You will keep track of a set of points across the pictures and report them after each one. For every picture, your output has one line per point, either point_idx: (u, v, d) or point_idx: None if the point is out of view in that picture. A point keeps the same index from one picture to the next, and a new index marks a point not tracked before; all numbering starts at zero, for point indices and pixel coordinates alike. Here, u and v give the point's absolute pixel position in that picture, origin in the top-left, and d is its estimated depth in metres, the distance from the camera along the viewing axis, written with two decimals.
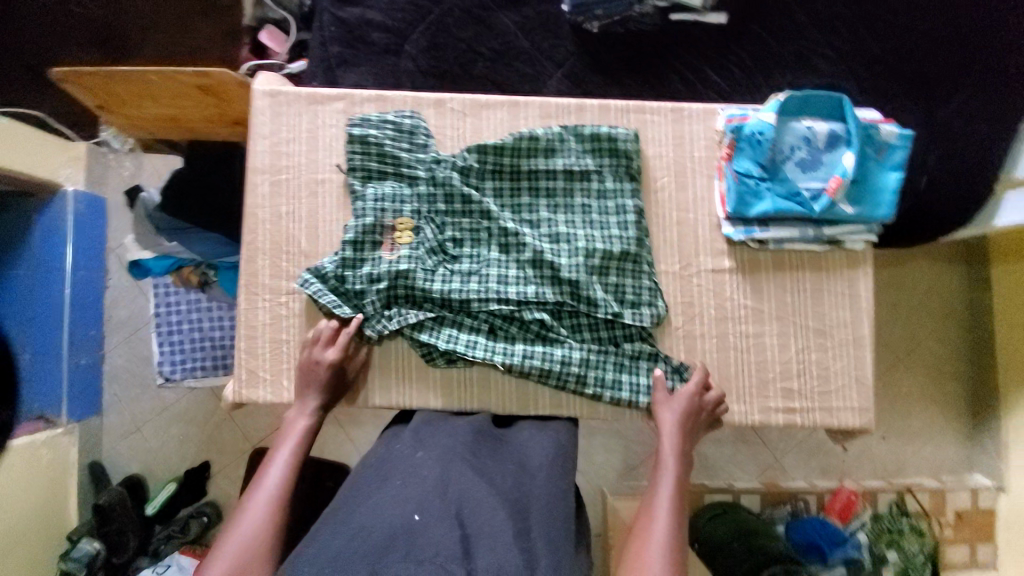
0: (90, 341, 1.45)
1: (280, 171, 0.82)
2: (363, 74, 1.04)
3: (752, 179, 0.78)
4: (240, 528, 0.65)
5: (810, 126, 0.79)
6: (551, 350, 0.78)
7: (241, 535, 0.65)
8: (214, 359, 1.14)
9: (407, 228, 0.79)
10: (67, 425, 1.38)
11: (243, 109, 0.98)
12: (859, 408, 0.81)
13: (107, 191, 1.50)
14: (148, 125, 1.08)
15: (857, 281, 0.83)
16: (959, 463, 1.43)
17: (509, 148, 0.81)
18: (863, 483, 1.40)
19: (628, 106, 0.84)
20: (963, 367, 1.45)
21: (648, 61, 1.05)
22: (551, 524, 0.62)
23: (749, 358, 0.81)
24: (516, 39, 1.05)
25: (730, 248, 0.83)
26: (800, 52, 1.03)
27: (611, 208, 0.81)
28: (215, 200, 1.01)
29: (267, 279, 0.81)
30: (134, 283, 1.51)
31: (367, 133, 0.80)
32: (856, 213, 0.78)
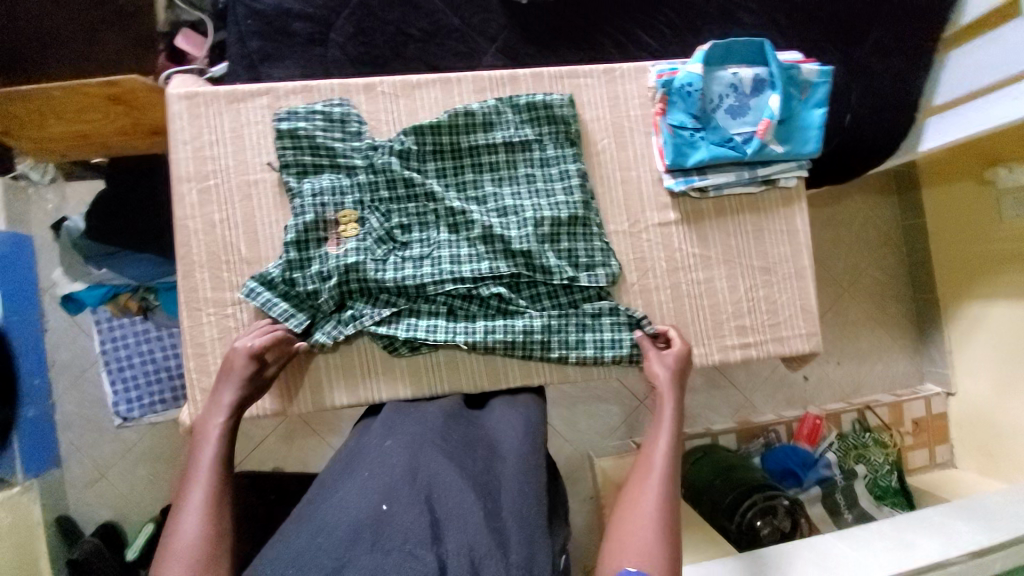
0: (40, 390, 1.35)
1: (208, 178, 0.79)
2: (288, 68, 1.01)
3: (687, 130, 0.81)
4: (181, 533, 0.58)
5: (735, 72, 0.81)
6: (513, 323, 0.78)
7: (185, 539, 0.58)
8: (172, 389, 1.09)
9: (351, 220, 0.77)
10: (25, 482, 1.28)
11: (160, 118, 0.93)
12: (808, 334, 0.86)
13: (32, 228, 1.41)
14: (57, 146, 1.01)
15: (793, 216, 0.86)
16: (907, 375, 1.55)
17: (446, 127, 0.80)
18: (825, 407, 1.50)
19: (560, 72, 0.85)
20: (903, 287, 1.56)
21: (579, 27, 1.06)
22: (523, 500, 0.60)
23: (703, 302, 0.84)
24: (445, 16, 1.04)
25: (674, 200, 0.84)
26: (723, 7, 1.06)
27: (554, 175, 0.82)
28: (143, 221, 0.96)
29: (210, 292, 0.78)
30: (75, 321, 1.43)
31: (296, 126, 0.77)
32: (786, 151, 0.81)
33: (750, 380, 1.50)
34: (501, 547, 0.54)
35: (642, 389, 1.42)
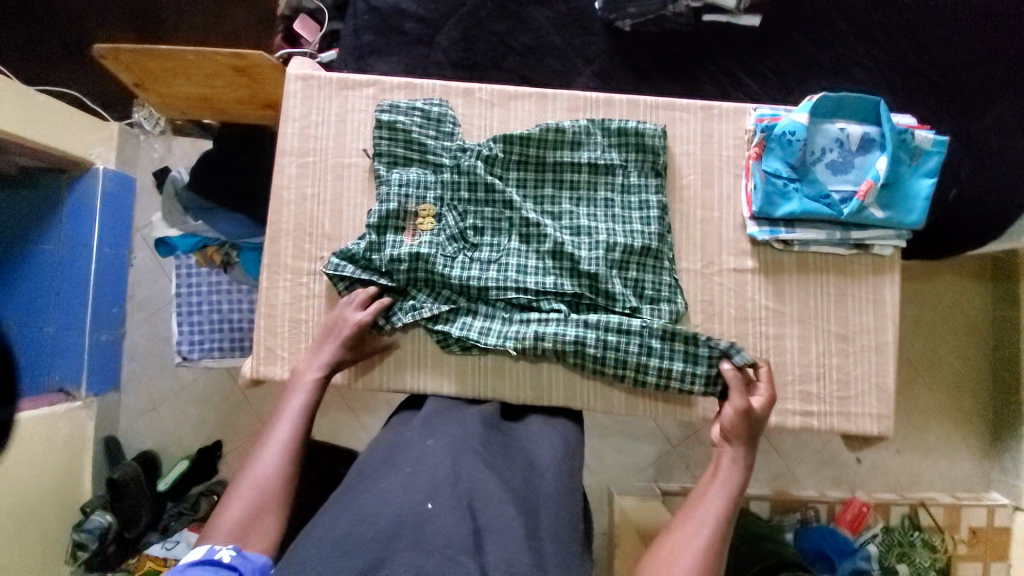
0: (113, 318, 1.49)
1: (308, 154, 0.84)
2: (394, 63, 1.09)
3: (781, 179, 0.77)
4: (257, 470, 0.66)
5: (843, 128, 0.78)
6: (567, 335, 0.76)
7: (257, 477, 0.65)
8: (231, 341, 1.16)
9: (430, 215, 0.80)
10: (86, 399, 1.42)
11: (274, 93, 1.00)
12: (878, 414, 0.80)
13: (138, 171, 1.55)
14: (180, 105, 1.10)
15: (882, 287, 0.81)
16: (974, 480, 1.41)
17: (535, 140, 0.81)
18: (875, 495, 1.39)
19: (657, 103, 0.84)
20: (984, 383, 1.43)
21: (676, 60, 1.08)
22: (560, 523, 0.62)
23: (768, 359, 0.80)
24: (548, 35, 1.09)
25: (754, 249, 0.82)
26: (837, 59, 1.04)
27: (634, 204, 0.81)
28: (240, 183, 1.04)
29: (289, 260, 0.82)
30: (157, 262, 1.55)
31: (395, 119, 0.80)
32: (887, 218, 0.77)
33: (794, 449, 1.41)
34: (540, 566, 0.54)
35: (677, 433, 1.37)
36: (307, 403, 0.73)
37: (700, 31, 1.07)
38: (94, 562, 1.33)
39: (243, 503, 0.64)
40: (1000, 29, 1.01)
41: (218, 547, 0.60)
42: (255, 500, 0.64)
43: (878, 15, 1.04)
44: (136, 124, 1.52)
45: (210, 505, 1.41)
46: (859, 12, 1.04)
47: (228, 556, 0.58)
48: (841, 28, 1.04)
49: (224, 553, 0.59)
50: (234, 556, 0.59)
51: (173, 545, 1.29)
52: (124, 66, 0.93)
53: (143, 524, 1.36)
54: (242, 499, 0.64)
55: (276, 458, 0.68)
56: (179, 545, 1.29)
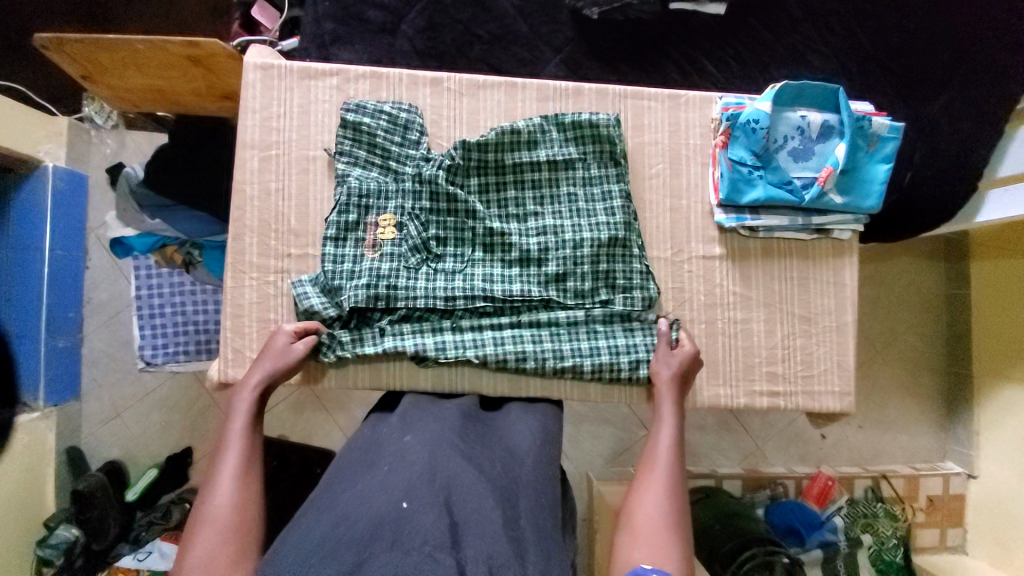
0: (70, 323, 1.43)
1: (270, 148, 0.81)
2: (357, 52, 1.06)
3: (746, 167, 0.79)
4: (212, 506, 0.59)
5: (804, 116, 0.80)
6: (538, 334, 0.78)
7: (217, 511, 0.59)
8: (197, 344, 1.12)
9: (390, 225, 0.78)
10: (44, 409, 1.35)
11: (232, 83, 0.95)
12: (840, 392, 0.84)
13: (89, 168, 1.47)
14: (133, 98, 1.05)
15: (842, 269, 0.84)
16: (928, 451, 1.49)
17: (492, 144, 0.80)
18: (840, 469, 1.46)
19: (625, 91, 0.84)
20: (936, 359, 1.51)
21: (643, 49, 1.09)
22: (539, 512, 0.61)
23: (737, 342, 0.82)
24: (515, 23, 1.08)
25: (721, 235, 0.83)
26: (796, 48, 1.07)
27: (597, 196, 0.81)
28: (201, 180, 0.99)
29: (254, 258, 0.80)
30: (114, 263, 1.48)
31: (361, 120, 0.79)
32: (845, 203, 0.80)
33: (764, 429, 1.47)
34: (519, 558, 0.53)
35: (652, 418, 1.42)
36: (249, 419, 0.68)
37: (664, 19, 1.08)
38: None
39: (208, 535, 0.56)
40: (949, 18, 1.05)
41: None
42: (221, 529, 0.57)
43: (834, 5, 1.07)
44: (87, 118, 1.45)
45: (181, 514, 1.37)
46: (817, 2, 1.07)
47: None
48: (800, 18, 1.07)
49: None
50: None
51: (145, 555, 1.27)
52: (70, 57, 0.87)
53: (112, 536, 1.31)
54: (204, 535, 0.57)
55: (232, 481, 0.62)
56: (152, 555, 1.27)
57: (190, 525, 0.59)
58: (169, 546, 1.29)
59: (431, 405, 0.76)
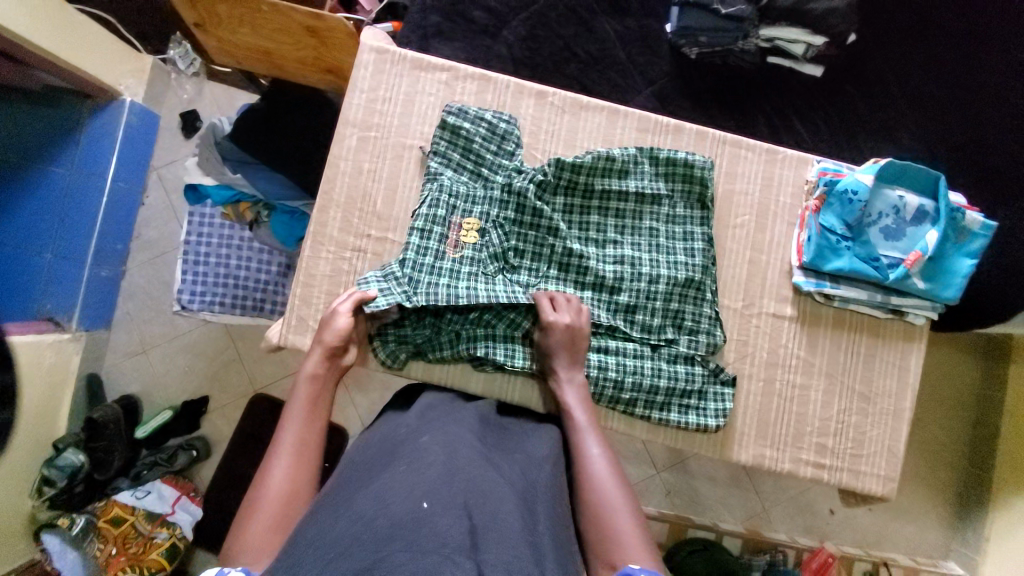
0: (115, 254, 1.45)
1: (371, 129, 0.82)
2: (457, 48, 1.08)
3: (834, 235, 0.79)
4: (269, 483, 0.61)
5: (902, 196, 0.79)
6: (605, 361, 0.77)
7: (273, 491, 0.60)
8: (234, 298, 1.12)
9: (474, 229, 0.79)
10: (75, 332, 1.36)
11: (341, 60, 0.97)
12: (885, 476, 0.82)
13: (164, 109, 1.51)
14: (238, 54, 1.07)
15: (909, 353, 0.83)
16: (934, 548, 1.45)
17: (586, 167, 0.80)
18: (841, 547, 1.42)
19: (725, 138, 0.84)
20: (958, 456, 1.47)
21: (734, 96, 1.09)
22: (557, 523, 0.59)
23: (791, 407, 0.81)
24: (614, 48, 1.09)
25: (795, 297, 0.83)
26: (887, 124, 1.06)
27: (679, 235, 0.81)
28: (283, 143, 1.01)
29: (334, 233, 0.81)
30: (169, 205, 1.50)
31: (461, 124, 0.79)
32: (926, 289, 0.79)
33: (773, 492, 1.44)
34: (539, 565, 0.50)
35: (663, 459, 1.42)
36: (308, 406, 0.69)
37: (761, 72, 1.09)
38: (56, 501, 1.27)
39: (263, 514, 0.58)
40: None
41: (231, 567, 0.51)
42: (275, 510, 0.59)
43: (933, 88, 1.06)
44: (170, 60, 1.48)
45: (186, 460, 1.38)
46: (916, 82, 1.07)
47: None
48: (894, 94, 1.06)
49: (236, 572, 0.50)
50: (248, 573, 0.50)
51: (144, 495, 1.32)
52: (190, 5, 0.91)
53: (115, 468, 1.32)
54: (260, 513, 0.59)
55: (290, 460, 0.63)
56: (151, 496, 1.32)
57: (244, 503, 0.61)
58: (168, 490, 1.33)
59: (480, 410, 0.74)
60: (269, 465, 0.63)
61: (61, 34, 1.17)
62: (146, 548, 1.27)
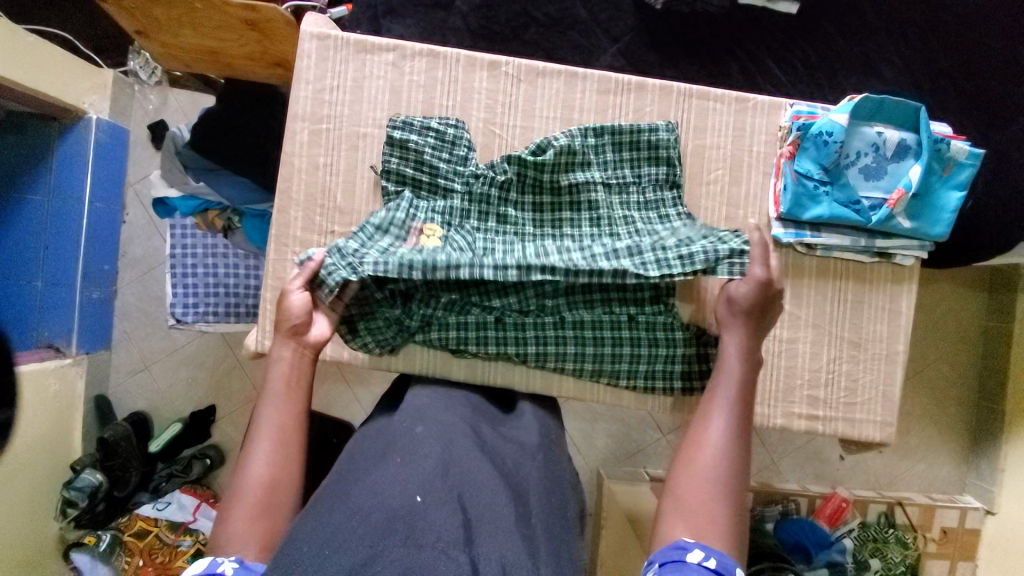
0: (104, 276, 1.44)
1: (321, 121, 0.79)
2: (409, 26, 1.03)
3: (812, 181, 0.76)
4: (252, 470, 0.61)
5: (881, 132, 0.76)
6: (581, 336, 0.77)
7: (256, 481, 0.60)
8: (228, 306, 1.11)
9: (436, 234, 0.75)
10: (76, 356, 1.38)
11: (285, 50, 0.94)
12: (881, 422, 0.81)
13: (131, 123, 1.48)
14: (183, 56, 1.03)
15: (899, 296, 0.81)
16: (946, 484, 1.45)
17: (548, 164, 0.76)
18: (855, 492, 1.42)
19: (690, 91, 0.80)
20: (967, 393, 1.45)
21: (704, 44, 1.04)
22: (550, 512, 0.60)
23: (779, 362, 0.80)
24: (574, 7, 1.04)
25: (776, 250, 0.80)
26: (867, 57, 1.01)
27: (655, 218, 0.77)
28: (245, 144, 0.98)
29: (298, 232, 0.79)
30: (150, 221, 1.49)
31: (408, 138, 0.76)
32: (912, 228, 0.76)
33: (781, 444, 1.44)
34: (533, 556, 0.52)
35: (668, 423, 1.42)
36: (289, 391, 0.67)
37: (732, 16, 1.03)
38: (82, 520, 1.31)
39: (246, 502, 0.59)
40: None
41: (220, 559, 0.54)
42: (258, 497, 0.59)
43: (915, 13, 1.00)
44: (131, 72, 1.45)
45: (201, 469, 1.41)
46: (896, 8, 1.01)
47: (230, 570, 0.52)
48: (873, 23, 1.01)
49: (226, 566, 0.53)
50: (239, 566, 0.53)
51: (165, 506, 1.34)
52: (125, 10, 0.86)
53: (133, 484, 1.35)
54: (243, 501, 0.59)
55: (273, 448, 0.63)
56: (171, 507, 1.34)
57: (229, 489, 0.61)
58: (187, 499, 1.35)
59: (472, 402, 0.75)
60: (252, 450, 0.63)
61: (13, 54, 1.14)
62: (172, 556, 1.29)
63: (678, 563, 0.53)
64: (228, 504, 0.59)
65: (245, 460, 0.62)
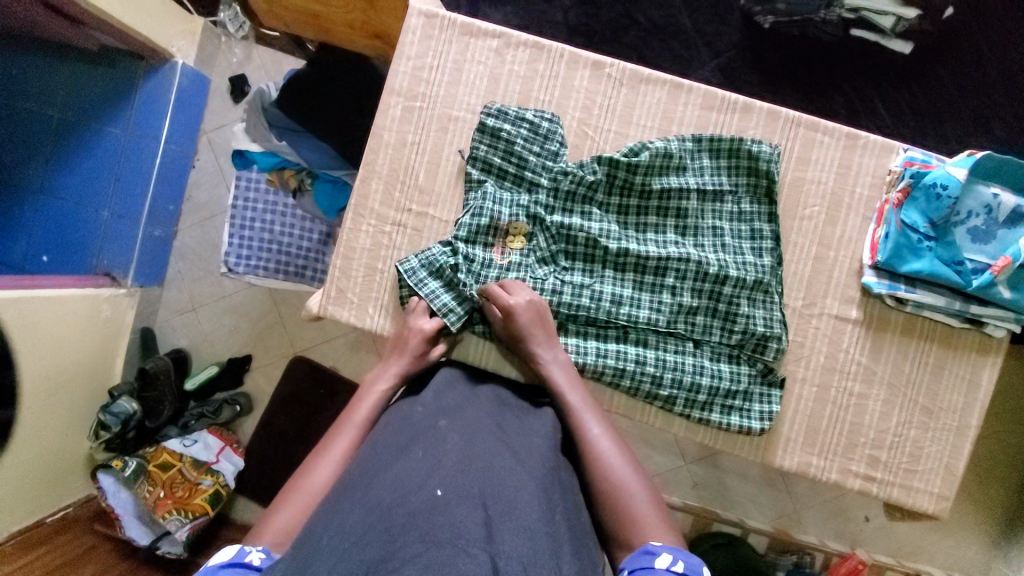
0: (168, 215, 1.48)
1: (416, 98, 0.79)
2: (509, 14, 1.02)
3: (916, 234, 0.72)
4: (315, 472, 0.64)
5: (997, 195, 0.71)
6: (643, 355, 0.75)
7: (314, 483, 0.63)
8: (277, 263, 1.12)
9: (521, 234, 0.76)
10: (131, 288, 1.41)
11: (387, 23, 0.95)
12: (938, 495, 0.76)
13: (213, 72, 1.51)
14: (286, 16, 1.06)
15: (983, 368, 0.76)
16: (973, 566, 1.35)
17: (641, 167, 0.75)
18: (874, 555, 1.34)
19: (800, 120, 0.77)
20: (1014, 475, 1.36)
21: (809, 71, 0.99)
22: (572, 515, 0.57)
23: (845, 416, 0.76)
24: (678, 15, 1.01)
25: (862, 298, 0.77)
26: (980, 109, 0.94)
27: (745, 235, 0.75)
28: (333, 110, 1.00)
29: (377, 205, 0.79)
30: (218, 169, 1.52)
31: (501, 126, 0.75)
32: (1012, 298, 0.71)
33: (807, 495, 1.37)
34: (555, 555, 0.49)
35: (692, 451, 1.37)
36: (371, 414, 0.71)
37: (843, 46, 0.98)
38: (111, 443, 1.35)
39: (298, 501, 0.61)
40: None
41: (248, 548, 0.55)
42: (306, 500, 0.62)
43: None
44: (220, 22, 1.48)
45: (230, 415, 1.45)
46: (1019, 61, 0.94)
47: (257, 558, 0.54)
48: (992, 74, 0.94)
49: (253, 556, 0.54)
50: (264, 558, 0.55)
51: (191, 443, 1.37)
52: None
53: (165, 418, 1.41)
54: (297, 500, 0.61)
55: (339, 456, 0.66)
56: (197, 445, 1.38)
57: (289, 482, 0.64)
58: (213, 440, 1.40)
59: (498, 394, 0.71)
60: (322, 453, 0.66)
61: None
62: (191, 493, 1.33)
63: (649, 570, 0.54)
64: (282, 497, 0.62)
65: (313, 460, 0.66)
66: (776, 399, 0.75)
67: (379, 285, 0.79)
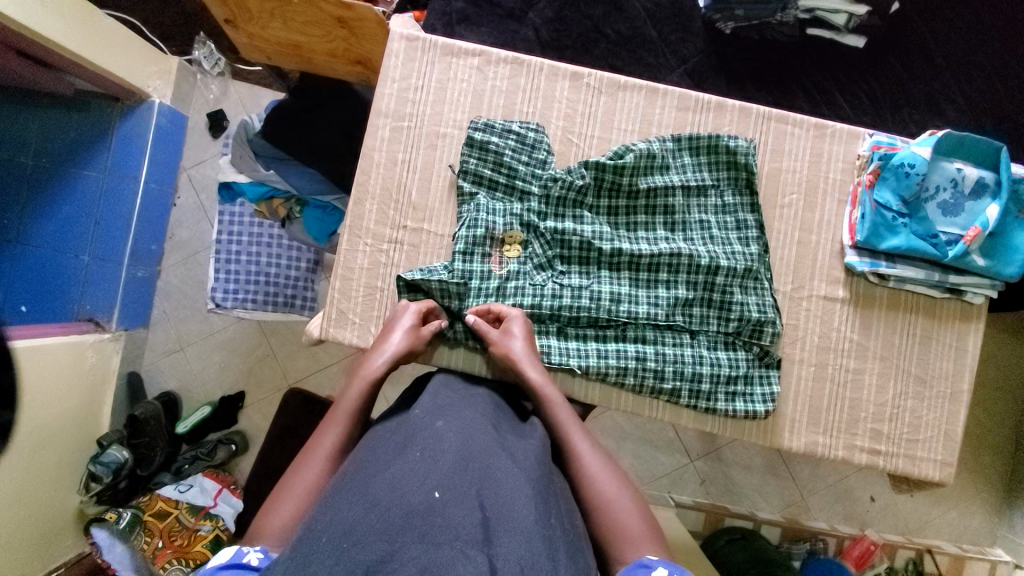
0: (151, 256, 1.44)
1: (403, 119, 0.81)
2: (482, 33, 1.05)
3: (891, 212, 0.76)
4: (304, 472, 0.62)
5: (960, 168, 0.76)
6: (643, 351, 0.76)
7: (305, 479, 0.61)
8: (266, 295, 1.11)
9: (516, 243, 0.78)
10: (115, 332, 1.37)
11: (368, 50, 0.98)
12: (941, 461, 0.79)
13: (191, 110, 1.50)
14: (268, 49, 1.08)
15: (967, 334, 0.80)
16: (979, 535, 1.37)
17: (627, 168, 0.77)
18: (883, 535, 1.35)
19: (770, 114, 0.81)
20: (1004, 440, 1.39)
21: (772, 70, 1.04)
22: (566, 517, 0.55)
23: (845, 393, 0.79)
24: (644, 26, 1.06)
25: (847, 278, 0.80)
26: (931, 95, 1.00)
27: (732, 226, 0.78)
28: (318, 138, 1.02)
29: (371, 224, 0.80)
30: (200, 206, 1.50)
31: (489, 139, 0.77)
32: (986, 265, 0.75)
33: (811, 480, 1.37)
34: (552, 557, 0.46)
35: (697, 448, 1.37)
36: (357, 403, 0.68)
37: (800, 46, 1.04)
38: (102, 496, 1.29)
39: (291, 502, 0.59)
40: None
41: (246, 549, 0.53)
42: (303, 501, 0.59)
43: (981, 56, 1.00)
44: (195, 61, 1.48)
45: (226, 454, 1.38)
46: (961, 49, 1.01)
47: (256, 557, 0.52)
48: (939, 63, 1.01)
49: (252, 555, 0.52)
50: (264, 555, 0.52)
51: (186, 489, 1.32)
52: None
53: (157, 463, 1.35)
54: (289, 501, 0.59)
55: (327, 453, 0.64)
56: (193, 490, 1.32)
57: (276, 487, 0.62)
58: (209, 483, 1.33)
59: (493, 397, 0.71)
60: (308, 451, 0.64)
61: (95, 37, 1.17)
62: (190, 541, 1.28)
63: None
64: (274, 500, 0.60)
65: (299, 461, 0.63)
66: (776, 382, 0.77)
67: (380, 303, 0.79)
